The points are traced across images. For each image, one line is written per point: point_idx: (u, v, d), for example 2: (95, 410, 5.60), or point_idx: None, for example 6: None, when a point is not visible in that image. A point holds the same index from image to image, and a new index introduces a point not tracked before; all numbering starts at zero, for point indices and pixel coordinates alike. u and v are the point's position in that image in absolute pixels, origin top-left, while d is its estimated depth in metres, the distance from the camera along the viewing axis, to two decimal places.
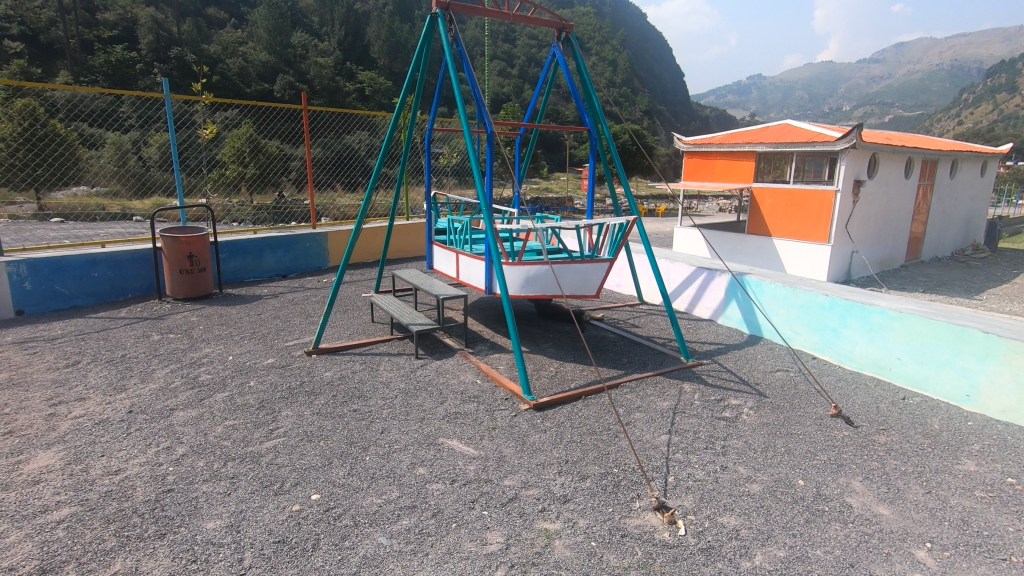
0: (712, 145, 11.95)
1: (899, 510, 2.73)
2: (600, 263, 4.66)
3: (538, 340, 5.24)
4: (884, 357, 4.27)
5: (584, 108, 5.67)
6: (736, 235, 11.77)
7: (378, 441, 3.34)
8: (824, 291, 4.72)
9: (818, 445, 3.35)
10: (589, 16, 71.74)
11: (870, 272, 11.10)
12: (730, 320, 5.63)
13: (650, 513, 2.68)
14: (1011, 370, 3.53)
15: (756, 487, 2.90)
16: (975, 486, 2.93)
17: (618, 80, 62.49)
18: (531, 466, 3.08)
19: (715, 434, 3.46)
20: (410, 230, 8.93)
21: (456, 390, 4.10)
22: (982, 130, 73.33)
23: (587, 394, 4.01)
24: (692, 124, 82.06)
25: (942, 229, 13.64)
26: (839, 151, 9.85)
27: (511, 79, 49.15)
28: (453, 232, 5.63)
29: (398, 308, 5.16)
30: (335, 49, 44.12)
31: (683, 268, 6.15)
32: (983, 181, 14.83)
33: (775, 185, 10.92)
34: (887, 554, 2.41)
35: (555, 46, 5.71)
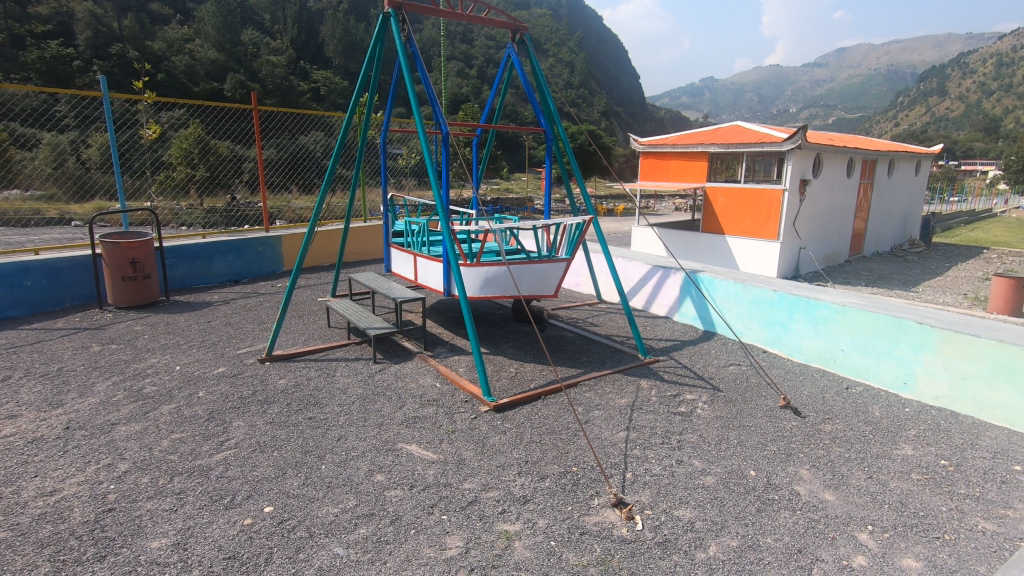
0: (666, 145, 12.24)
1: (843, 496, 2.85)
2: (558, 263, 4.70)
3: (498, 341, 5.25)
4: (829, 349, 4.46)
5: (540, 109, 5.71)
6: (691, 234, 12.07)
7: (335, 448, 3.27)
8: (772, 287, 4.89)
9: (769, 436, 3.47)
10: (547, 18, 72.36)
11: (816, 268, 11.59)
12: (685, 317, 5.77)
13: (608, 510, 2.72)
14: (943, 358, 3.75)
15: (710, 480, 2.98)
16: (912, 470, 3.09)
17: (576, 82, 63.31)
18: (492, 468, 3.07)
19: (671, 429, 3.54)
20: (367, 232, 8.81)
21: (415, 394, 4.05)
22: (916, 132, 77.80)
23: (545, 394, 4.03)
24: (648, 124, 83.80)
25: (882, 225, 14.36)
26: (786, 152, 10.22)
27: (470, 80, 49.02)
28: (410, 234, 5.57)
29: (355, 312, 5.06)
30: (288, 47, 42.91)
31: (639, 267, 6.26)
32: (918, 180, 15.69)
33: (726, 184, 11.27)
34: (832, 539, 2.51)
35: (510, 48, 5.71)
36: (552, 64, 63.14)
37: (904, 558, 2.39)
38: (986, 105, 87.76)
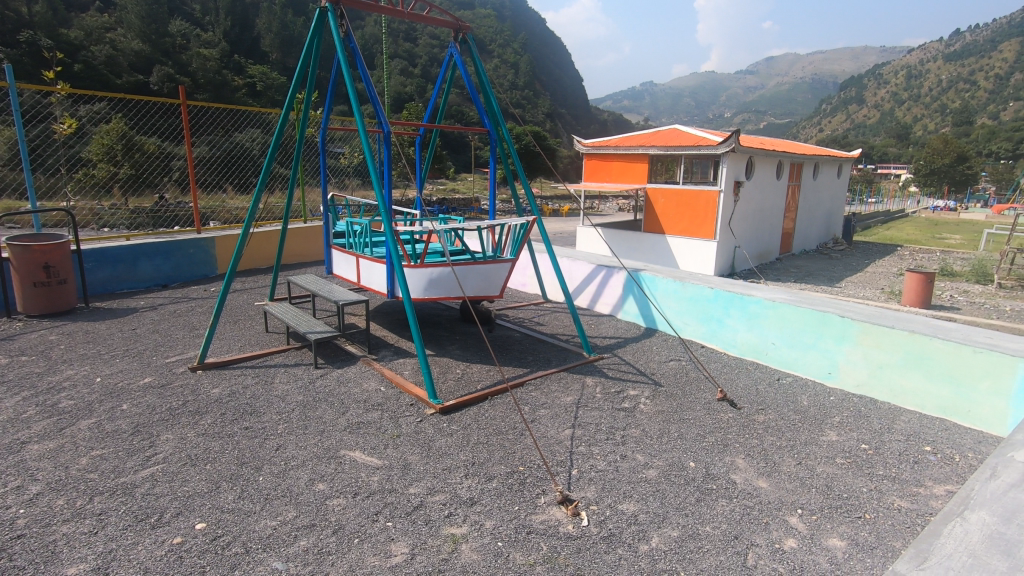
0: (608, 147, 12.52)
1: (776, 482, 2.99)
2: (503, 263, 4.72)
3: (444, 342, 5.20)
4: (761, 343, 4.68)
5: (483, 110, 5.71)
6: (633, 234, 12.40)
7: (273, 458, 3.14)
8: (709, 285, 5.08)
9: (707, 428, 3.60)
10: (491, 19, 72.41)
11: (750, 266, 12.16)
12: (628, 315, 5.91)
13: (554, 507, 2.74)
14: (862, 349, 4.02)
15: (652, 473, 3.06)
16: (836, 455, 3.28)
17: (520, 84, 63.73)
18: (438, 472, 3.03)
19: (615, 425, 3.62)
20: (307, 233, 8.54)
21: (358, 399, 3.95)
22: (838, 137, 82.98)
23: (492, 394, 4.02)
24: (591, 126, 85.41)
25: (809, 224, 15.25)
26: (720, 154, 10.67)
27: (414, 79, 48.40)
28: (352, 235, 5.43)
29: (294, 316, 4.89)
30: (220, 40, 40.87)
31: (583, 266, 6.37)
32: (840, 182, 16.75)
33: (666, 185, 11.66)
34: (765, 524, 2.63)
35: (453, 48, 5.67)
36: (497, 64, 63.23)
37: (830, 538, 2.54)
38: (898, 113, 94.88)
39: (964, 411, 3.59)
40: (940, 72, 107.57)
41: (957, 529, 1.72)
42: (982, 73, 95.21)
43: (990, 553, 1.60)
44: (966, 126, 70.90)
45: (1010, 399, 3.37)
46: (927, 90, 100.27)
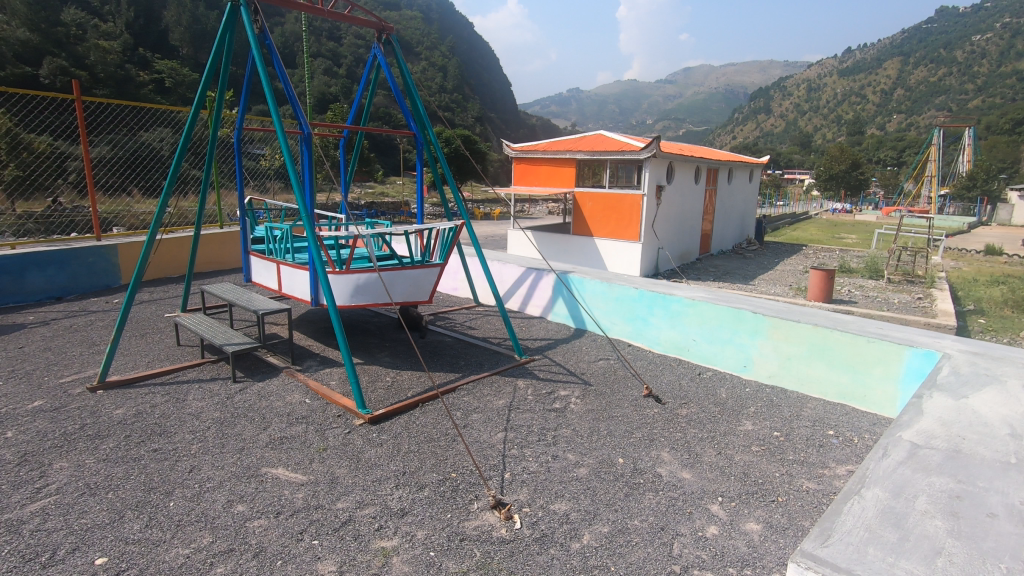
0: (536, 151, 12.70)
1: (698, 472, 3.13)
2: (431, 268, 4.67)
3: (373, 350, 5.07)
4: (682, 340, 4.90)
5: (409, 114, 5.66)
6: (562, 237, 12.63)
7: (185, 481, 2.92)
8: (634, 285, 5.26)
9: (634, 424, 3.72)
10: (418, 21, 71.50)
11: (672, 266, 12.73)
12: (557, 316, 6.01)
13: (487, 512, 2.72)
14: (773, 343, 4.30)
15: (583, 471, 3.12)
16: (752, 443, 3.48)
17: (450, 87, 63.51)
18: (367, 484, 2.94)
19: (546, 426, 3.66)
20: (223, 239, 8.08)
21: (281, 412, 3.77)
22: (750, 145, 88.54)
23: (423, 401, 3.96)
24: (521, 130, 86.34)
25: (725, 226, 16.15)
26: (643, 160, 11.10)
27: (339, 79, 46.95)
28: (272, 240, 5.17)
29: (210, 327, 4.59)
30: (122, 31, 37.76)
31: (513, 269, 6.42)
32: (752, 186, 17.85)
33: (593, 189, 11.98)
34: (689, 513, 2.75)
35: (375, 48, 5.54)
36: (425, 67, 62.56)
37: (747, 523, 2.69)
38: (801, 122, 102.67)
39: (860, 396, 3.92)
40: (836, 86, 117.48)
41: (855, 506, 1.85)
42: (871, 88, 104.93)
43: (883, 527, 1.74)
44: (859, 136, 77.82)
45: (898, 383, 3.71)
46: (825, 103, 109.19)
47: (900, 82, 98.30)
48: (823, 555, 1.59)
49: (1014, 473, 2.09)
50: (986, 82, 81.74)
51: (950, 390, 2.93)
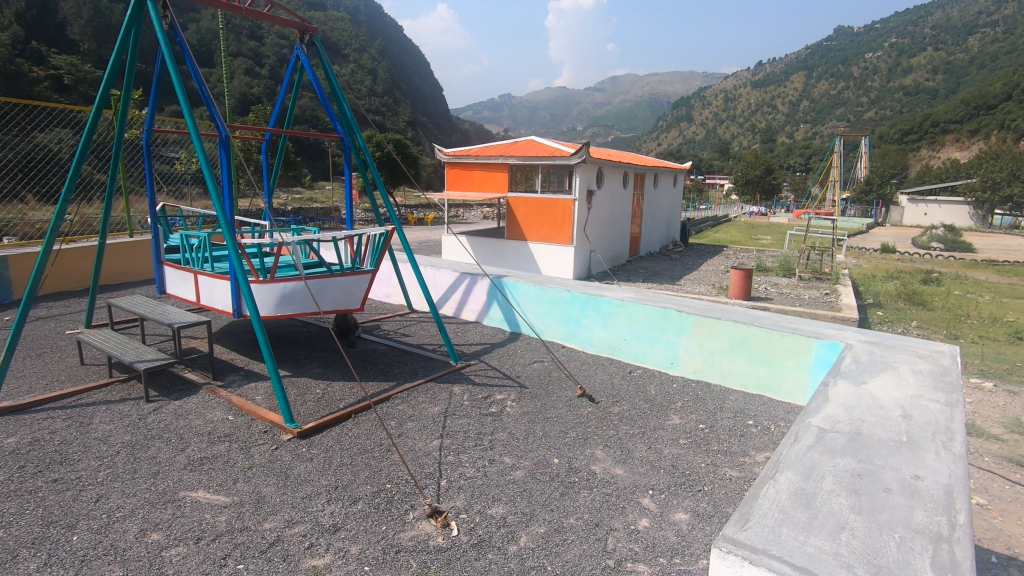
0: (469, 156, 12.69)
1: (630, 468, 3.24)
2: (362, 275, 4.57)
3: (302, 361, 4.88)
4: (614, 339, 5.05)
5: (336, 118, 5.49)
6: (497, 242, 12.70)
7: (91, 512, 2.68)
8: (566, 287, 5.36)
9: (569, 424, 3.79)
10: (346, 22, 69.75)
11: (604, 269, 13.08)
12: (493, 320, 6.02)
13: (424, 522, 2.68)
14: (698, 339, 4.52)
15: (519, 473, 3.14)
16: (680, 436, 3.64)
17: (380, 91, 62.41)
18: (296, 502, 2.82)
19: (483, 430, 3.66)
20: (133, 249, 7.53)
21: (201, 432, 3.55)
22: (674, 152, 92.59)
23: (355, 412, 3.85)
24: (454, 135, 86.02)
25: (653, 228, 16.80)
26: (574, 165, 11.36)
27: (261, 80, 44.96)
28: (188, 249, 4.87)
29: (119, 343, 4.26)
30: (11, 22, 34.33)
31: (447, 275, 6.38)
32: (676, 191, 18.67)
33: (526, 194, 12.12)
34: (622, 508, 2.83)
35: (299, 48, 5.35)
36: (353, 70, 61.10)
37: (676, 513, 2.80)
38: (720, 130, 108.64)
39: (776, 387, 4.19)
40: (750, 96, 125.26)
41: (771, 489, 1.97)
42: (780, 99, 112.67)
43: (796, 508, 1.86)
44: (771, 144, 83.32)
45: (809, 372, 4.00)
46: (741, 112, 116.17)
47: (805, 95, 106.22)
48: (743, 538, 1.68)
49: (905, 450, 2.31)
50: (878, 95, 89.88)
51: (851, 376, 3.20)
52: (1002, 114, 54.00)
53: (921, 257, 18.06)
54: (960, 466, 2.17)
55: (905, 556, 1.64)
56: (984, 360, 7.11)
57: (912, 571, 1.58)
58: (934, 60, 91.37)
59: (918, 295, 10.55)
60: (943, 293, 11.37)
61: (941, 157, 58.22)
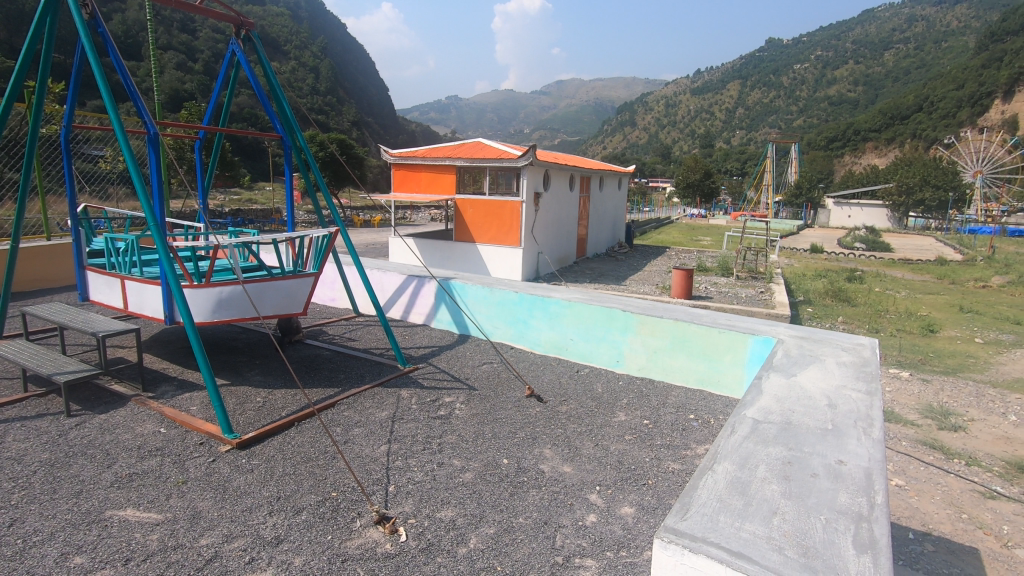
0: (416, 157, 12.56)
1: (578, 465, 3.29)
2: (305, 278, 4.45)
3: (241, 369, 4.68)
4: (561, 340, 5.12)
5: (276, 117, 5.31)
6: (445, 244, 12.62)
7: (4, 538, 2.48)
8: (514, 289, 5.39)
9: (517, 424, 3.82)
10: (285, 17, 67.55)
11: (552, 270, 13.24)
12: (441, 323, 5.98)
13: (371, 529, 2.64)
14: (642, 337, 4.65)
15: (468, 475, 3.14)
16: (626, 432, 3.74)
17: (323, 89, 60.82)
18: (235, 515, 2.71)
19: (432, 434, 3.63)
20: (52, 252, 7.02)
21: (130, 446, 3.34)
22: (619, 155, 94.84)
23: (297, 420, 3.73)
24: (400, 136, 84.89)
25: (599, 230, 17.15)
26: (521, 167, 11.45)
27: (195, 75, 42.88)
28: (113, 253, 4.58)
29: (35, 354, 3.95)
30: None
31: (394, 278, 6.29)
32: (620, 194, 19.13)
33: (474, 196, 12.11)
34: (570, 505, 2.87)
35: (234, 44, 5.15)
36: (295, 67, 59.25)
37: (622, 507, 2.87)
38: (661, 135, 112.21)
39: (715, 381, 4.36)
40: (689, 103, 129.97)
41: (709, 480, 2.06)
42: (718, 106, 117.55)
43: (732, 496, 1.95)
44: (709, 149, 86.78)
45: (745, 367, 4.19)
46: (681, 118, 120.43)
47: (740, 103, 111.32)
48: (683, 527, 1.74)
49: (831, 437, 2.47)
50: (806, 105, 95.33)
51: (783, 369, 3.38)
52: (915, 124, 58.40)
53: (845, 257, 19.28)
54: (878, 450, 2.34)
55: (830, 536, 1.75)
56: (901, 352, 7.66)
57: (836, 549, 1.68)
58: (854, 72, 97.77)
59: (843, 292, 11.24)
60: (865, 290, 12.18)
61: (863, 162, 62.35)
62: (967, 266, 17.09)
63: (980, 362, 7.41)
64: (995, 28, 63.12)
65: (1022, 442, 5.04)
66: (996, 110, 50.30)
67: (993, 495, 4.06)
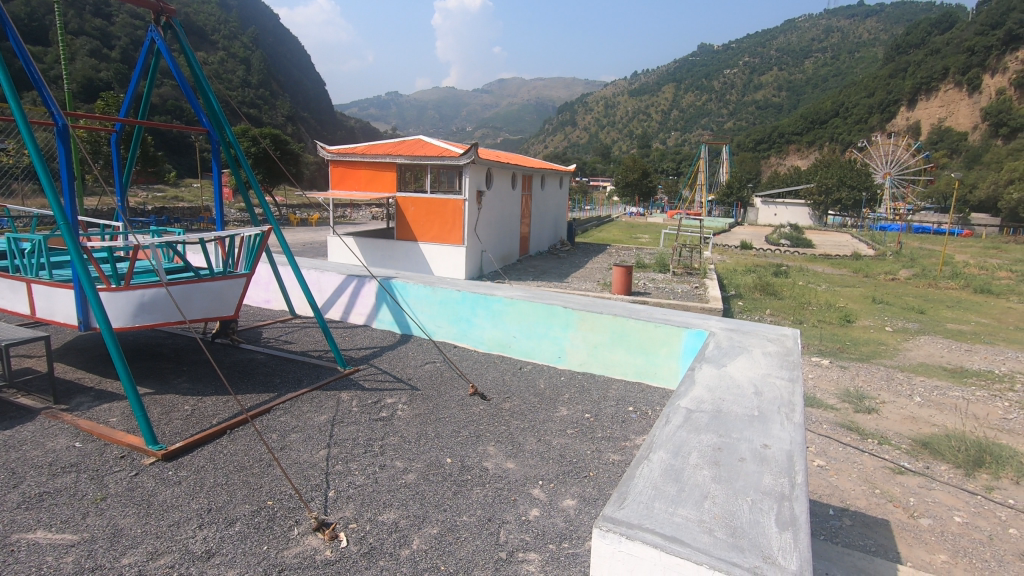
0: (354, 154, 12.24)
1: (521, 461, 3.33)
2: (236, 280, 4.27)
3: (167, 376, 4.43)
4: (504, 337, 5.15)
5: (201, 111, 5.04)
6: (386, 243, 12.39)
7: None
8: (456, 287, 5.35)
9: (461, 423, 3.82)
10: (211, 5, 64.11)
11: (495, 268, 13.27)
12: (382, 323, 5.87)
13: (310, 536, 2.56)
14: (583, 333, 4.74)
15: (411, 476, 3.10)
16: (568, 426, 3.81)
17: (254, 82, 58.24)
18: (161, 531, 2.56)
19: (373, 436, 3.56)
20: None
21: (41, 464, 3.09)
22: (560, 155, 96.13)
23: (229, 427, 3.57)
24: (338, 132, 82.48)
25: (541, 228, 17.34)
26: (463, 165, 11.39)
27: (110, 64, 39.98)
28: (17, 255, 4.21)
29: None
30: None
31: (332, 278, 6.12)
32: (562, 192, 19.41)
33: (415, 194, 11.95)
34: (514, 501, 2.90)
35: (154, 30, 4.81)
36: (223, 58, 56.39)
37: (564, 500, 2.93)
38: (601, 136, 114.66)
39: (652, 373, 4.53)
40: (627, 104, 133.58)
41: (646, 468, 2.13)
42: (654, 107, 121.37)
43: (667, 483, 2.02)
44: (646, 149, 89.46)
45: (680, 359, 4.37)
46: (620, 119, 123.57)
47: (675, 105, 115.47)
48: (620, 516, 1.79)
49: (757, 423, 2.61)
50: (735, 108, 100.02)
51: (714, 361, 3.54)
52: (832, 129, 62.51)
53: (772, 253, 20.40)
54: (798, 434, 2.49)
55: (755, 516, 1.85)
56: (821, 341, 8.20)
57: (761, 528, 1.79)
58: (779, 78, 103.45)
59: (770, 286, 11.89)
60: (789, 284, 12.93)
61: (787, 164, 66.12)
62: (879, 260, 18.47)
63: (889, 349, 8.05)
64: (900, 41, 68.45)
65: (926, 420, 5.52)
66: (902, 117, 54.54)
67: (901, 470, 4.42)
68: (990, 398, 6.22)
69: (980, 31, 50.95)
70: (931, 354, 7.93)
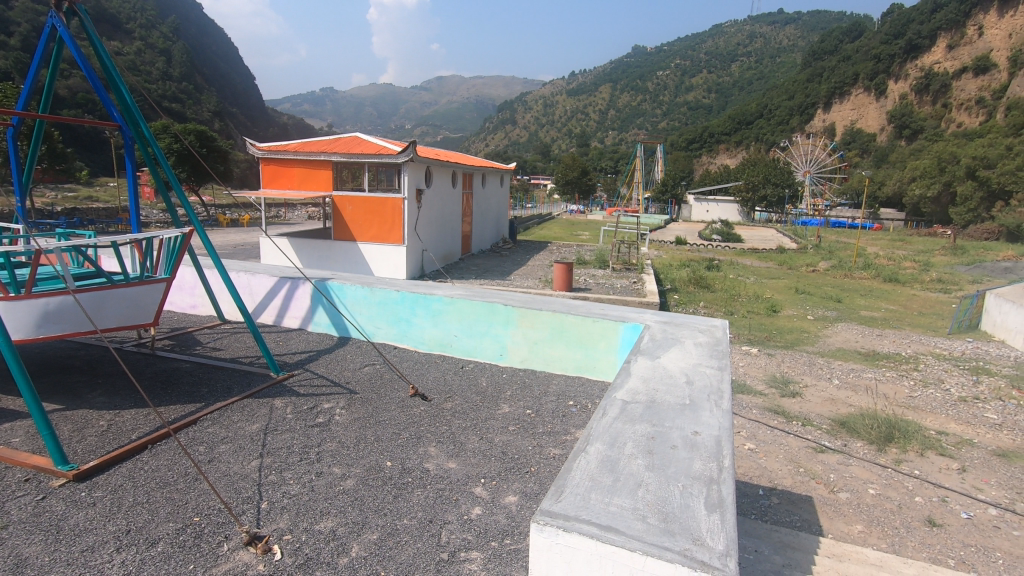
0: (286, 152, 11.75)
1: (463, 460, 3.31)
2: (155, 285, 4.02)
3: (80, 390, 4.10)
4: (445, 337, 5.12)
5: (112, 106, 4.69)
6: (323, 243, 12.01)
7: None
8: (395, 287, 5.24)
9: (402, 424, 3.76)
10: None
11: (437, 267, 13.14)
12: (318, 326, 5.69)
13: (241, 551, 2.44)
14: (523, 330, 4.78)
15: (350, 482, 3.02)
16: (509, 424, 3.82)
17: (176, 75, 54.90)
18: (74, 557, 2.37)
19: (309, 443, 3.44)
20: None
21: None
22: None
23: (150, 442, 3.35)
24: (270, 129, 79.12)
25: (483, 226, 17.32)
26: (401, 164, 11.18)
27: (9, 52, 36.53)
28: None
29: None
30: None
31: (264, 281, 5.86)
32: (503, 191, 19.44)
33: (352, 193, 11.64)
34: (455, 501, 2.88)
35: (54, 16, 4.42)
36: (141, 49, 52.81)
37: (506, 497, 2.93)
38: (541, 134, 115.80)
39: (591, 368, 4.63)
40: (565, 104, 135.57)
41: (582, 460, 2.17)
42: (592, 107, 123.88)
43: (603, 474, 2.07)
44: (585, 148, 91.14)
45: (617, 352, 4.48)
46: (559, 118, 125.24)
47: (612, 105, 118.24)
48: (557, 509, 1.82)
49: (688, 411, 2.72)
50: (668, 109, 103.57)
51: (649, 353, 3.65)
52: (758, 129, 65.90)
53: (704, 248, 21.30)
54: (726, 420, 2.61)
55: (685, 501, 1.92)
56: (751, 331, 8.63)
57: (691, 512, 1.85)
58: (708, 80, 107.99)
59: (703, 280, 12.39)
60: (721, 277, 13.53)
61: (717, 163, 69.17)
62: (800, 253, 19.64)
63: (810, 337, 8.59)
64: (816, 48, 73.00)
65: (844, 401, 5.93)
66: (819, 119, 58.20)
67: (823, 449, 4.73)
68: (899, 379, 6.75)
69: (885, 40, 55.08)
70: (848, 339, 8.51)
